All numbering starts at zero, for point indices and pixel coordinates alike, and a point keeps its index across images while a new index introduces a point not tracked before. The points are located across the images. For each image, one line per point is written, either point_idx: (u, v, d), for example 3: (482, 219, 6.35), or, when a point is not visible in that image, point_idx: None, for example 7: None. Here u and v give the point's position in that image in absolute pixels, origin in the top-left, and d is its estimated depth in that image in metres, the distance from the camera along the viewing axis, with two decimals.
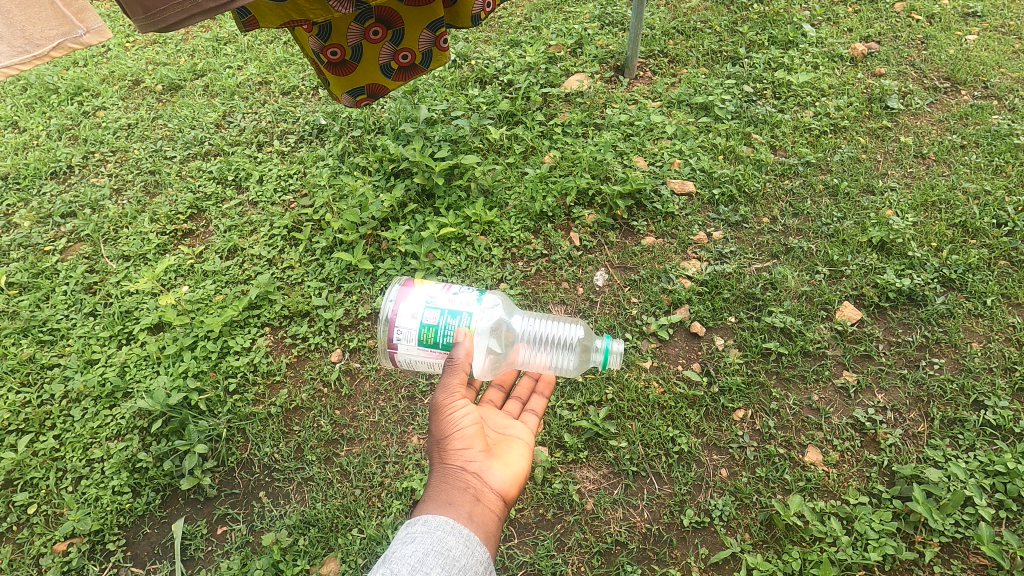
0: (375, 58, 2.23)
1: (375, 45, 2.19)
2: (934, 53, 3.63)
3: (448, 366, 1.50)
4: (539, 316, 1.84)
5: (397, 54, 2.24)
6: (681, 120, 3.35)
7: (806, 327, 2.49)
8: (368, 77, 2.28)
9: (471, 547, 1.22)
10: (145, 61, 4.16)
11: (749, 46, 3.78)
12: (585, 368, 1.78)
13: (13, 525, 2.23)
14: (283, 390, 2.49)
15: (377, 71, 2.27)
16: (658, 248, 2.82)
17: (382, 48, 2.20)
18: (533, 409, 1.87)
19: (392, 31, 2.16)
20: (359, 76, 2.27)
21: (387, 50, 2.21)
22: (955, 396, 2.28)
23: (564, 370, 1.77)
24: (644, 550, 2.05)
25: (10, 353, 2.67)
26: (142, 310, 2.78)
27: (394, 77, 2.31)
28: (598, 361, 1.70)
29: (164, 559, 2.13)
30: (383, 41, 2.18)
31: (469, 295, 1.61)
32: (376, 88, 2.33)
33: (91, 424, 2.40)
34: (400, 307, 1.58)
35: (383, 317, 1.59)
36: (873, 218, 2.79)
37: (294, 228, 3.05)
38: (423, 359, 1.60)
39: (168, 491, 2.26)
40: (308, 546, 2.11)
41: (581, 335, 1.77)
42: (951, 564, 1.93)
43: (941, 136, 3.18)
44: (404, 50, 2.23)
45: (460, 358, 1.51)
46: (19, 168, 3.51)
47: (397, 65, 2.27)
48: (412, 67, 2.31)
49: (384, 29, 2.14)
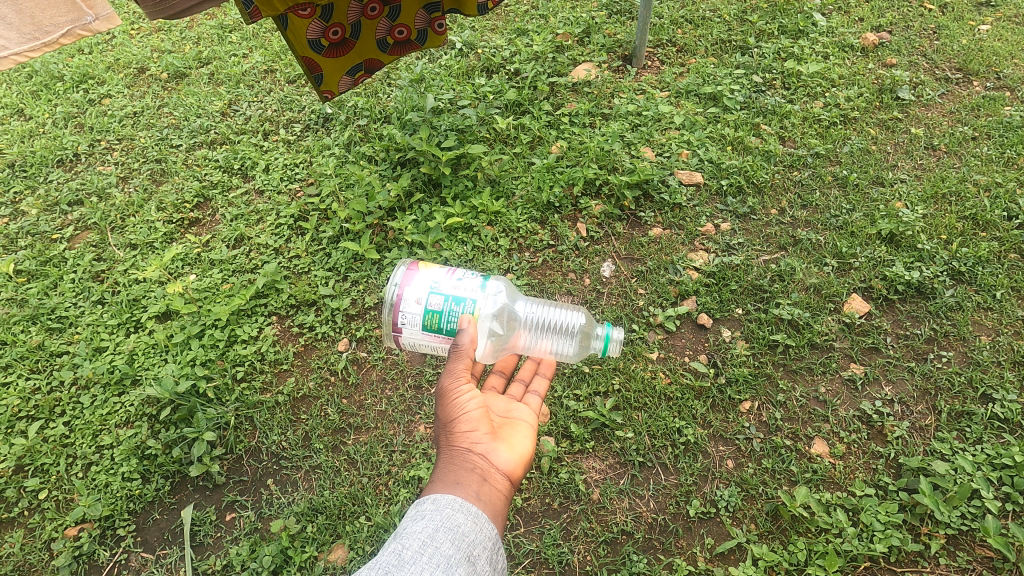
0: (371, 34, 2.22)
1: (373, 21, 2.18)
2: (947, 43, 3.59)
3: (453, 351, 1.51)
4: (542, 301, 1.83)
5: (393, 30, 2.25)
6: (689, 110, 3.32)
7: (813, 319, 2.48)
8: (365, 54, 2.27)
9: (479, 524, 1.23)
10: (150, 48, 4.14)
11: (759, 35, 3.74)
12: (585, 354, 1.79)
13: (24, 510, 2.25)
14: (291, 378, 2.49)
15: (374, 47, 2.27)
16: (665, 240, 2.81)
17: (378, 24, 2.20)
18: (536, 391, 1.88)
19: (389, 7, 2.17)
20: (357, 53, 2.25)
21: (384, 25, 2.21)
22: (964, 389, 2.27)
23: (565, 356, 1.78)
24: (650, 540, 2.06)
25: (19, 340, 2.68)
26: (150, 298, 2.78)
27: (389, 52, 2.32)
28: (599, 349, 1.70)
29: (174, 544, 2.15)
30: (380, 16, 2.18)
31: (473, 280, 1.61)
32: (372, 64, 2.32)
33: (101, 411, 2.42)
34: (404, 292, 1.57)
35: (387, 300, 1.59)
36: (882, 210, 2.78)
37: (300, 217, 3.04)
38: (426, 343, 1.60)
39: (177, 477, 2.28)
40: (316, 533, 2.12)
41: (583, 321, 1.77)
42: (956, 556, 1.94)
43: (952, 127, 3.15)
44: (400, 26, 2.25)
45: (464, 343, 1.51)
46: (26, 156, 3.51)
47: (393, 40, 2.28)
48: (407, 43, 2.33)
49: (382, 5, 2.15)
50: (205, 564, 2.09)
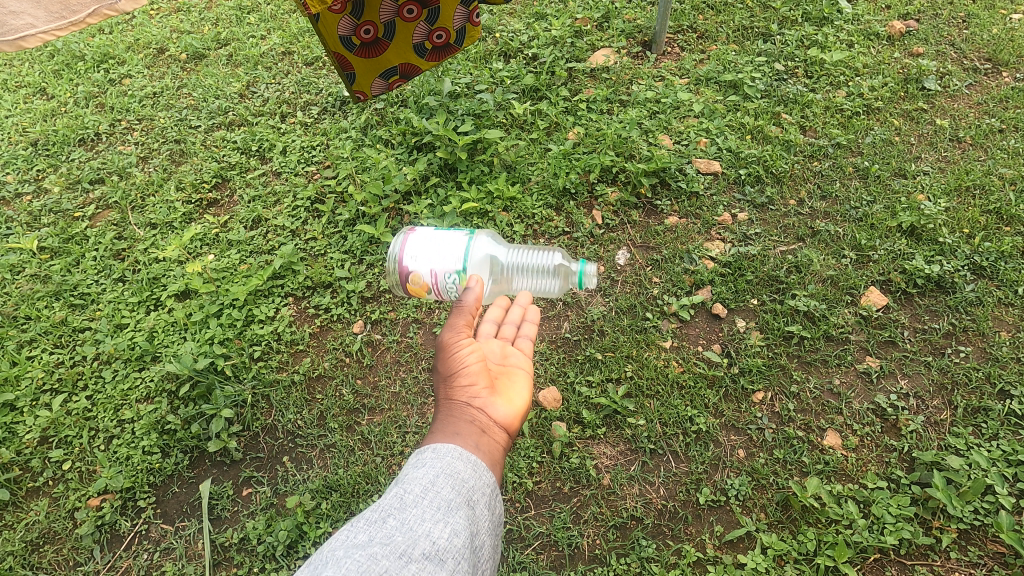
0: (408, 37, 2.25)
1: (409, 24, 2.21)
2: (977, 32, 3.50)
3: (453, 311, 1.54)
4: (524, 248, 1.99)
5: (431, 34, 2.28)
6: (709, 98, 3.28)
7: (829, 311, 2.47)
8: (401, 57, 2.30)
9: (479, 471, 1.22)
10: (170, 29, 4.15)
11: (782, 22, 3.67)
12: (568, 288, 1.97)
13: (49, 480, 2.32)
14: (306, 358, 2.53)
15: (411, 51, 2.29)
16: (681, 229, 2.80)
17: (415, 27, 2.23)
18: (531, 324, 1.76)
19: (427, 10, 2.19)
20: (392, 56, 2.28)
21: (422, 29, 2.24)
22: (981, 384, 2.25)
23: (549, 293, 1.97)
24: (659, 526, 2.07)
25: (43, 315, 2.75)
26: (169, 277, 2.82)
27: (428, 57, 2.35)
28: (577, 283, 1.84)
29: (192, 517, 2.20)
30: (418, 20, 2.21)
31: (458, 234, 1.77)
32: (408, 69, 2.35)
33: (122, 386, 2.48)
34: (405, 252, 1.75)
35: (392, 258, 1.77)
36: (904, 203, 2.74)
37: (317, 200, 3.06)
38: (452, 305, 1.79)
39: (195, 452, 2.33)
40: (331, 510, 2.16)
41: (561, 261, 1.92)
42: (967, 551, 1.93)
43: (979, 119, 3.09)
44: (439, 30, 2.28)
45: (466, 300, 1.56)
46: (48, 135, 3.55)
47: (431, 44, 2.31)
48: (445, 47, 2.35)
49: (419, 9, 2.18)
50: (223, 537, 2.14)
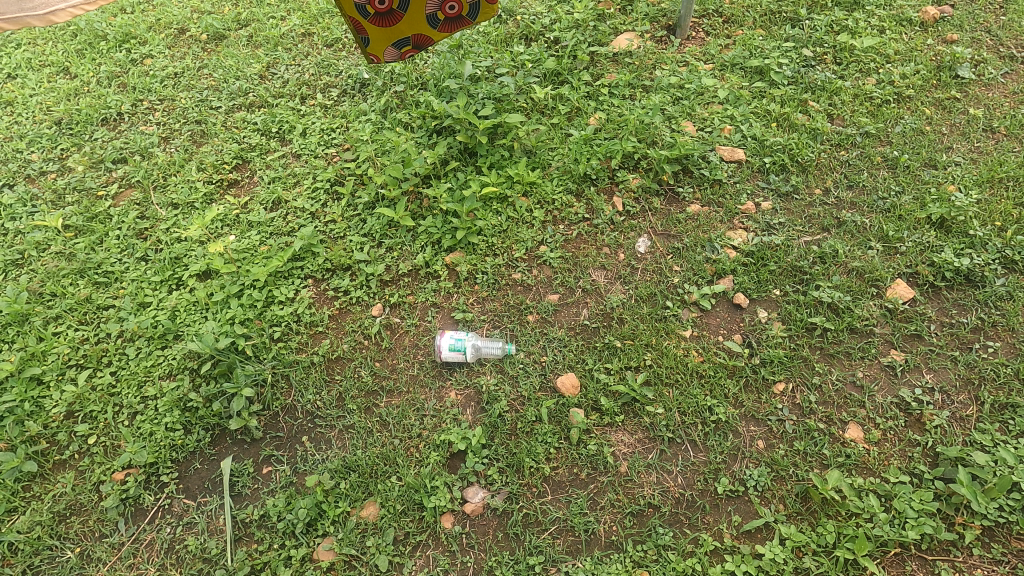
0: (421, 8, 2.21)
1: None
2: (1014, 19, 3.38)
3: None
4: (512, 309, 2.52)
5: (444, 5, 2.23)
6: (734, 84, 3.22)
7: (853, 303, 2.43)
8: (414, 28, 2.27)
9: None
10: (191, 9, 4.14)
11: (812, 6, 3.57)
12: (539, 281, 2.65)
13: (75, 454, 2.36)
14: (326, 340, 2.55)
15: (424, 22, 2.26)
16: (703, 217, 2.76)
17: None
18: None
19: None
20: (406, 26, 2.25)
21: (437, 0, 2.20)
22: (1009, 380, 2.21)
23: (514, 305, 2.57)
24: (676, 514, 2.07)
25: (68, 293, 2.79)
26: (191, 258, 2.85)
27: (440, 28, 2.31)
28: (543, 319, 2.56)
29: (213, 493, 2.24)
30: None
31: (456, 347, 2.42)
32: (421, 39, 2.32)
33: (145, 363, 2.51)
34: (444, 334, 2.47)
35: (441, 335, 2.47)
36: (934, 194, 2.68)
37: (336, 182, 3.07)
38: (487, 344, 2.45)
39: (217, 430, 2.37)
40: (349, 490, 2.18)
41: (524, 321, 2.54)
42: (990, 548, 1.91)
43: (1014, 109, 3.00)
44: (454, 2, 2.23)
45: None
46: (72, 114, 3.58)
47: (444, 16, 2.26)
48: (458, 19, 2.30)
49: None
50: (243, 513, 2.17)
